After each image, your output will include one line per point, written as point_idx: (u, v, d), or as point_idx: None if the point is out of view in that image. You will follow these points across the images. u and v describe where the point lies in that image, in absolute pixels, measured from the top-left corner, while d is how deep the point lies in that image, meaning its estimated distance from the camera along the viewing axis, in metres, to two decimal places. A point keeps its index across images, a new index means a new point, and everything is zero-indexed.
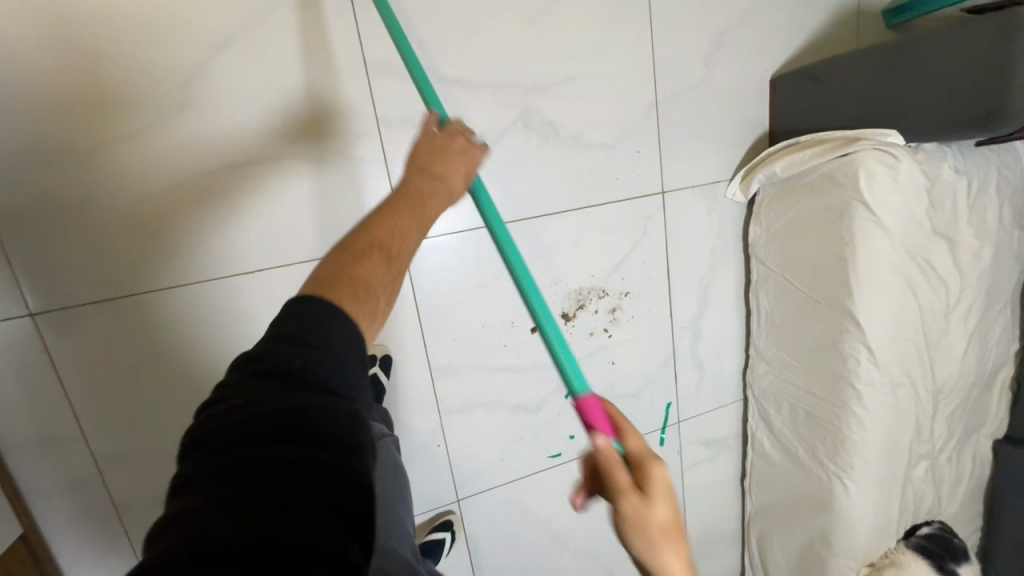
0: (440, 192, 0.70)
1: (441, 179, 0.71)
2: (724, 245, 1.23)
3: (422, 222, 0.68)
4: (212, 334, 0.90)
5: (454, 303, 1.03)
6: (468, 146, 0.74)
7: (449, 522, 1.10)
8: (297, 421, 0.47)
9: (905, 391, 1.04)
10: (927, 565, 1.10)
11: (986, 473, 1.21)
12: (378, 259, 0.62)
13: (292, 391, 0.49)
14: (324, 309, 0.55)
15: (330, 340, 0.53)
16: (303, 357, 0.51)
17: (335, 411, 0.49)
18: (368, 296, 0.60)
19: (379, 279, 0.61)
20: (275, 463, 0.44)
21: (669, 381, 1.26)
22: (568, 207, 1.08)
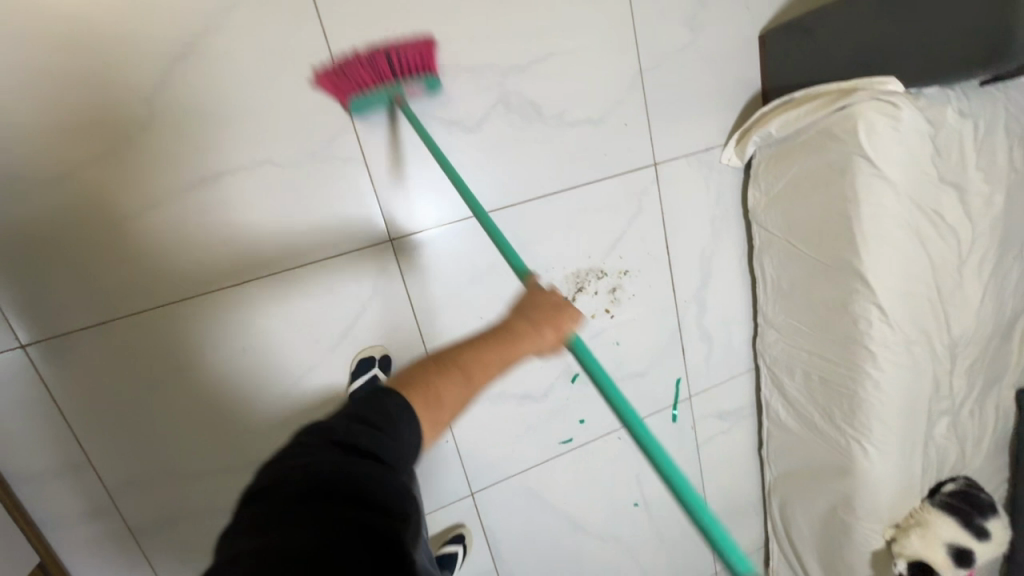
0: (530, 336, 0.68)
1: (536, 326, 0.69)
2: (723, 214, 1.19)
3: (504, 358, 0.67)
4: (207, 350, 0.89)
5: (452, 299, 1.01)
6: (569, 307, 0.71)
7: (461, 536, 1.12)
8: (352, 479, 0.49)
9: (922, 350, 1.00)
10: (955, 523, 1.06)
11: (1011, 424, 1.18)
12: (455, 377, 0.63)
13: (349, 455, 0.51)
14: (399, 406, 0.58)
15: (395, 431, 0.56)
16: (365, 431, 0.54)
17: (384, 479, 0.51)
18: (435, 405, 0.61)
19: (450, 394, 0.62)
20: (325, 515, 0.45)
21: (677, 357, 1.24)
22: (558, 189, 1.04)
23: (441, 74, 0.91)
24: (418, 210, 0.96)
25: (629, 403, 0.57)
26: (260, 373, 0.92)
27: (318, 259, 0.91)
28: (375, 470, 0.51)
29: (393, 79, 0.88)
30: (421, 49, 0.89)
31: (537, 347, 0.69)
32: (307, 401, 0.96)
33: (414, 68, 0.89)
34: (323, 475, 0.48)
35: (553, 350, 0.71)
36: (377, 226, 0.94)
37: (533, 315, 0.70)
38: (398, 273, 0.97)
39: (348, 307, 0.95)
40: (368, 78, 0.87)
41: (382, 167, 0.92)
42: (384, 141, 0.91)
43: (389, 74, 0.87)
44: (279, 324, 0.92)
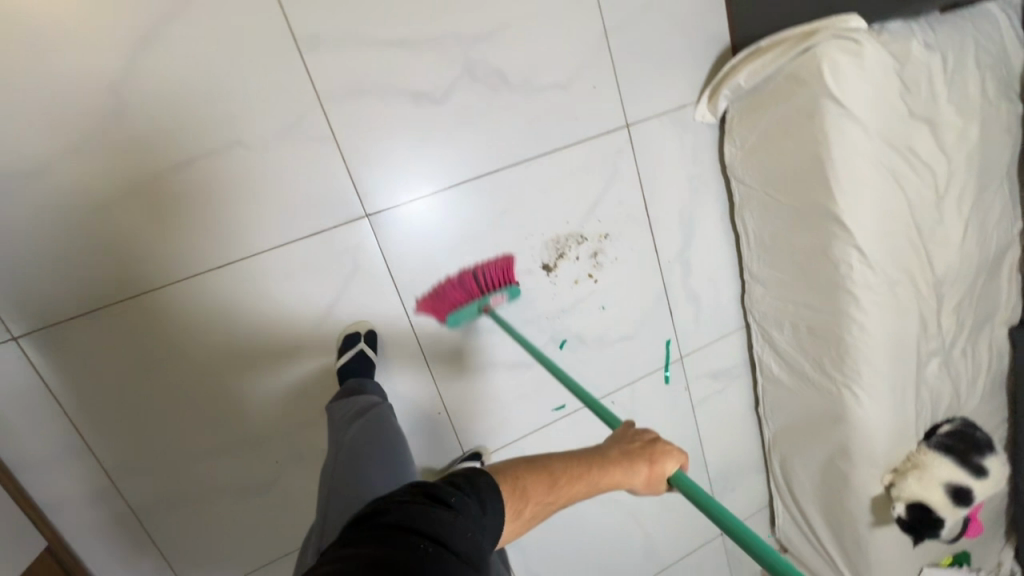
0: (625, 465, 0.67)
1: (631, 458, 0.68)
2: (702, 172, 1.19)
3: (594, 481, 0.67)
4: (195, 333, 0.91)
5: (433, 272, 1.03)
6: (670, 444, 0.70)
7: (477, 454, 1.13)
8: (442, 525, 0.51)
9: (906, 290, 1.00)
10: (953, 463, 1.06)
11: (1005, 362, 1.17)
12: (544, 480, 0.66)
13: (439, 503, 0.54)
14: (487, 482, 0.61)
15: (480, 503, 0.58)
16: (454, 493, 0.57)
17: (466, 535, 0.53)
18: (519, 496, 0.63)
19: (536, 494, 0.65)
20: (413, 543, 0.48)
21: (665, 320, 1.24)
22: (531, 155, 1.05)
23: (518, 280, 1.08)
24: (392, 185, 0.97)
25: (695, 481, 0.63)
26: (249, 353, 0.95)
27: (298, 238, 0.93)
28: (459, 522, 0.53)
29: (481, 294, 1.06)
30: (502, 265, 1.07)
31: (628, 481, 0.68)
32: (298, 379, 0.99)
33: (497, 283, 1.06)
34: (415, 512, 0.51)
35: (649, 488, 0.68)
36: (352, 203, 0.95)
37: (631, 448, 0.70)
38: (377, 248, 0.98)
39: (331, 285, 0.97)
40: (460, 296, 1.05)
41: (352, 144, 0.93)
42: (353, 118, 0.92)
43: (477, 290, 1.05)
44: (263, 305, 0.94)
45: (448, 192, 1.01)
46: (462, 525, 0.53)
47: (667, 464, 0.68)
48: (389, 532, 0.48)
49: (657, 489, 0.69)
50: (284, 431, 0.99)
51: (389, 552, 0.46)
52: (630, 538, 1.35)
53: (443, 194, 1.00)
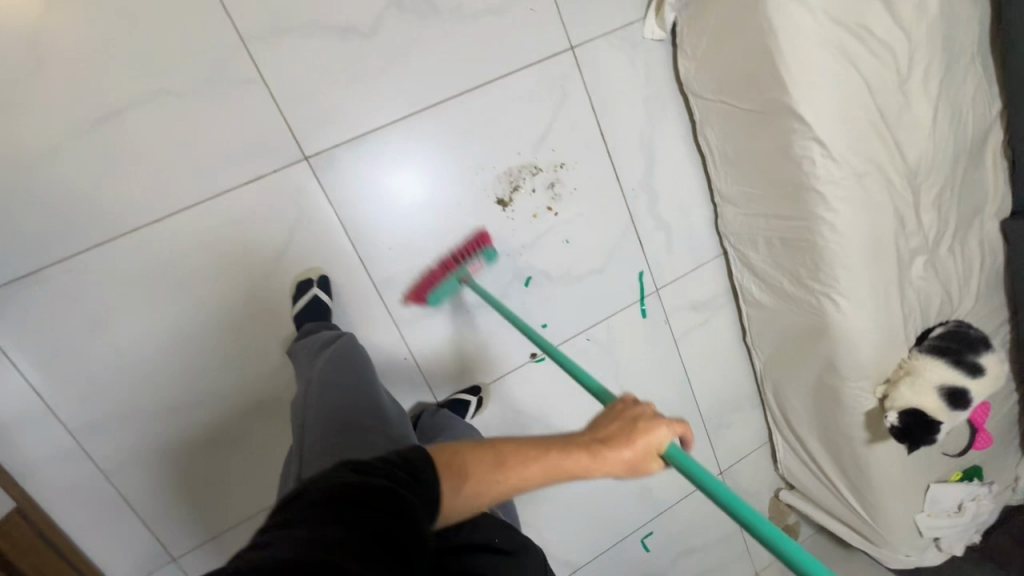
0: (597, 448, 0.56)
1: (606, 441, 0.56)
2: (659, 91, 1.14)
3: (556, 466, 0.55)
4: (144, 288, 0.91)
5: (379, 219, 1.01)
6: (653, 418, 0.58)
7: (477, 387, 1.13)
8: (369, 491, 0.46)
9: (877, 182, 0.94)
10: (946, 364, 1.00)
11: (1000, 259, 1.10)
12: (492, 457, 0.55)
13: (365, 471, 0.49)
14: (417, 456, 0.53)
15: (416, 471, 0.52)
16: (385, 463, 0.51)
17: (401, 494, 0.48)
18: (454, 475, 0.54)
19: (479, 474, 0.54)
20: (336, 513, 0.43)
21: (635, 250, 1.20)
22: (473, 86, 1.02)
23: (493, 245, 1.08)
24: (329, 125, 0.95)
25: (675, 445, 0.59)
26: (202, 306, 0.94)
27: (238, 186, 0.92)
28: (391, 483, 0.48)
29: (457, 265, 1.05)
30: (476, 238, 1.07)
31: (601, 467, 0.56)
32: (255, 331, 0.98)
33: (472, 251, 1.06)
34: (338, 484, 0.46)
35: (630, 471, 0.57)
36: (289, 146, 0.94)
37: (606, 426, 0.58)
38: (322, 191, 0.97)
39: (278, 233, 0.96)
40: (438, 272, 1.05)
41: (283, 85, 0.91)
42: (280, 58, 0.90)
43: (453, 263, 1.06)
44: (210, 256, 0.93)
45: (385, 131, 0.99)
46: (397, 486, 0.48)
47: (649, 443, 0.56)
48: (310, 509, 0.44)
49: (642, 471, 0.57)
50: (249, 384, 0.99)
51: (307, 530, 0.42)
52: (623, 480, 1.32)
53: (380, 132, 0.98)
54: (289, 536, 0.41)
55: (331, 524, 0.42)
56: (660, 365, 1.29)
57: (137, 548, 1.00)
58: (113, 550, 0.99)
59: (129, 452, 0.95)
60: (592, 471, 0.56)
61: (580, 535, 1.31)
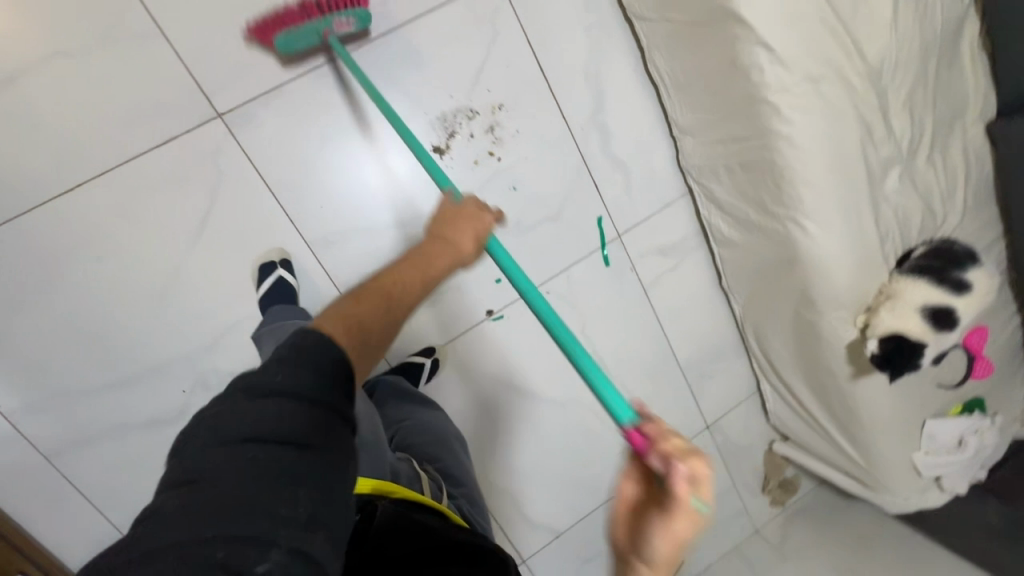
0: (452, 252, 0.75)
1: (451, 241, 0.75)
2: (601, 19, 1.06)
3: (429, 277, 0.72)
4: (62, 262, 0.88)
5: (316, 158, 0.96)
6: (477, 213, 0.79)
7: (431, 348, 1.06)
8: (268, 424, 0.51)
9: (835, 87, 0.86)
10: (931, 285, 0.91)
11: (988, 168, 1.00)
12: (375, 300, 0.65)
13: (261, 398, 0.52)
14: (313, 343, 0.57)
15: (317, 366, 0.55)
16: (284, 372, 0.54)
17: (304, 415, 0.52)
18: (358, 334, 0.61)
19: (378, 322, 0.64)
20: (234, 461, 0.49)
21: (590, 194, 1.13)
22: (394, 25, 0.96)
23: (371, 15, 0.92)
24: (242, 78, 0.90)
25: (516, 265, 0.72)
26: (126, 279, 0.91)
27: (150, 147, 0.88)
28: (289, 408, 0.52)
29: (319, 15, 0.88)
30: None
31: (460, 261, 0.76)
32: (187, 300, 0.94)
33: (343, 3, 0.89)
34: (237, 426, 0.51)
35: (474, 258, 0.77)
36: (200, 103, 0.89)
37: (443, 233, 0.76)
38: (240, 149, 0.92)
39: (199, 196, 0.92)
40: (297, 16, 0.88)
41: (186, 38, 0.87)
42: (179, 7, 0.85)
43: (317, 12, 0.88)
44: (128, 224, 0.89)
45: (302, 79, 0.93)
46: (295, 407, 0.52)
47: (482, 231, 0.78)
48: (208, 461, 0.49)
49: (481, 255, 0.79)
50: (185, 358, 0.96)
51: (207, 489, 0.48)
52: (600, 439, 1.25)
53: (298, 81, 0.93)
54: (192, 499, 0.47)
55: (231, 478, 0.48)
56: (630, 316, 1.22)
57: (89, 532, 0.98)
58: (65, 536, 0.97)
59: (69, 434, 0.93)
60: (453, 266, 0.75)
61: (559, 501, 1.25)
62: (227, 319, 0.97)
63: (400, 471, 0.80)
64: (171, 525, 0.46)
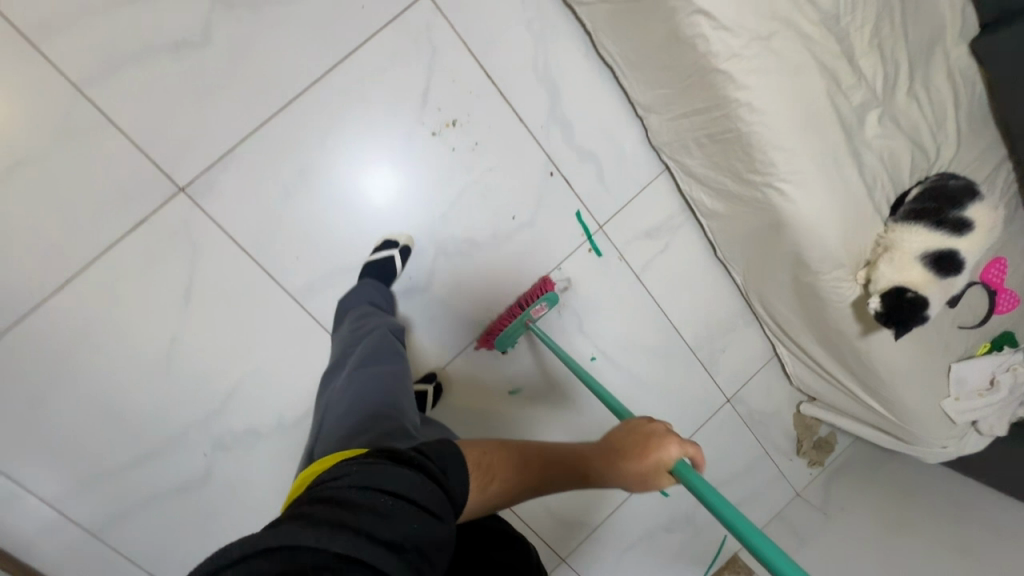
0: (610, 464, 0.59)
1: (622, 451, 0.59)
2: (541, 12, 1.03)
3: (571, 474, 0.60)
4: (67, 354, 0.92)
5: (307, 207, 0.99)
6: (665, 434, 0.59)
7: (431, 375, 1.09)
8: (404, 484, 0.46)
9: (787, 40, 0.80)
10: (927, 230, 0.85)
11: (979, 89, 0.92)
12: (514, 458, 0.58)
13: (402, 461, 0.48)
14: (451, 449, 0.53)
15: (446, 470, 0.50)
16: (421, 452, 0.50)
17: (432, 491, 0.47)
18: (484, 472, 0.55)
19: (503, 471, 0.57)
20: (369, 504, 0.43)
21: (563, 191, 1.11)
22: (330, 64, 0.96)
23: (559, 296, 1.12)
24: (195, 150, 0.92)
25: (710, 488, 0.57)
26: (129, 358, 0.95)
27: (125, 233, 0.91)
28: (425, 484, 0.47)
29: (521, 310, 1.07)
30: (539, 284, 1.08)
31: (618, 481, 0.59)
32: (189, 369, 0.98)
33: (536, 297, 1.07)
34: (377, 471, 0.46)
35: (640, 487, 0.59)
36: (161, 182, 0.92)
37: (618, 440, 0.61)
38: (208, 217, 0.94)
39: (180, 270, 0.95)
40: (506, 319, 1.08)
41: (134, 122, 0.89)
42: (122, 94, 0.88)
43: (518, 309, 1.07)
44: (119, 307, 0.93)
45: (251, 139, 0.94)
46: (428, 480, 0.48)
47: (661, 460, 0.58)
48: (344, 491, 0.44)
49: (659, 485, 0.60)
50: (198, 422, 1.00)
51: (340, 515, 0.41)
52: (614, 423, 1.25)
53: (247, 139, 0.94)
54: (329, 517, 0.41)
55: (363, 516, 0.42)
56: (628, 305, 1.19)
57: None
58: None
59: (109, 510, 0.99)
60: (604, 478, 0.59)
61: (588, 497, 1.25)
62: (229, 380, 1.00)
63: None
64: (301, 527, 0.39)
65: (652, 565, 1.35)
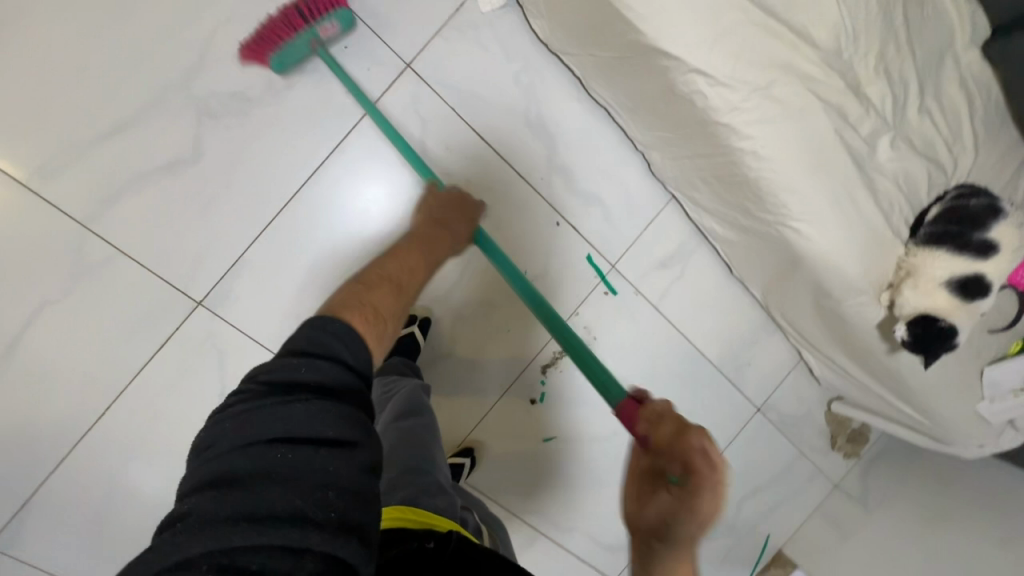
0: (452, 241, 0.82)
1: (452, 226, 0.83)
2: (527, 63, 1.01)
3: (431, 263, 0.77)
4: (119, 475, 0.95)
5: (325, 275, 0.99)
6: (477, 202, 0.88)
7: (469, 449, 1.12)
8: (298, 421, 0.48)
9: (788, 85, 0.77)
10: (949, 253, 0.85)
11: (990, 94, 0.90)
12: (389, 290, 0.66)
13: (288, 400, 0.49)
14: (339, 325, 0.55)
15: (332, 353, 0.53)
16: (308, 360, 0.52)
17: (333, 413, 0.49)
18: (378, 319, 0.61)
19: (387, 301, 0.64)
20: (264, 465, 0.46)
21: (572, 238, 1.10)
22: (323, 155, 0.95)
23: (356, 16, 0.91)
24: (206, 261, 0.93)
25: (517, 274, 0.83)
26: (175, 471, 0.97)
27: (154, 353, 0.93)
28: (322, 409, 0.49)
29: (305, 25, 0.87)
30: None
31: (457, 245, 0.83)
32: None
33: (323, 9, 0.87)
34: (265, 425, 0.48)
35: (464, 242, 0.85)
36: (179, 298, 0.93)
37: (443, 218, 0.83)
38: (227, 324, 0.96)
39: (212, 378, 0.97)
40: (283, 33, 0.86)
41: (144, 246, 0.90)
42: (128, 221, 0.88)
43: (301, 22, 0.87)
44: (159, 423, 0.95)
45: (256, 243, 0.95)
46: (327, 402, 0.50)
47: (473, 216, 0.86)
48: (236, 466, 0.46)
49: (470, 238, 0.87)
50: None
51: (239, 493, 0.44)
52: (620, 441, 1.24)
53: (270, 226, 0.95)
54: (228, 502, 0.44)
55: (263, 484, 0.45)
56: (649, 337, 1.19)
57: None
58: None
59: None
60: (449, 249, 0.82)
61: None
62: None
63: (467, 520, 0.76)
64: (201, 531, 0.43)
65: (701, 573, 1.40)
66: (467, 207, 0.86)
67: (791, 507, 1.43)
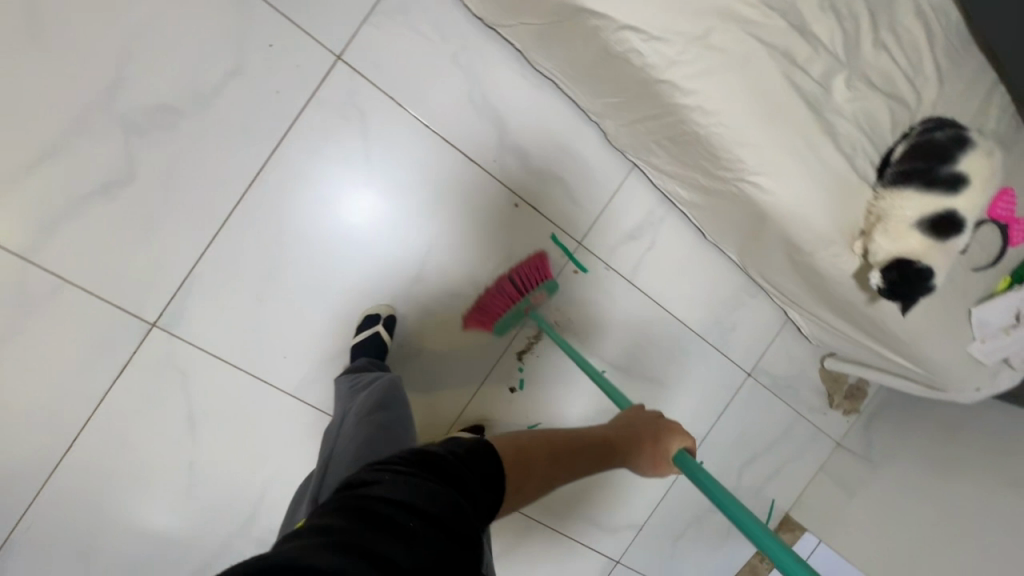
0: (632, 453, 0.67)
1: (640, 439, 0.68)
2: (465, 42, 0.97)
3: (599, 462, 0.63)
4: (95, 507, 0.93)
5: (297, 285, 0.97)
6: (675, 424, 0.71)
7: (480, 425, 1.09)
8: (436, 503, 0.42)
9: (728, 32, 0.72)
10: (919, 192, 0.80)
11: (947, 21, 0.85)
12: (549, 456, 0.58)
13: (435, 480, 0.44)
14: (491, 461, 0.50)
15: (479, 477, 0.48)
16: (461, 461, 0.47)
17: (462, 512, 0.43)
18: (520, 486, 0.52)
19: (539, 467, 0.56)
20: (395, 521, 0.39)
21: (533, 219, 1.07)
22: (261, 161, 0.92)
23: (557, 279, 1.11)
24: (154, 282, 0.91)
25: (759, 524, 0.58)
26: (151, 496, 0.96)
27: (115, 379, 0.91)
28: (457, 504, 0.43)
29: (520, 297, 1.07)
30: (535, 263, 1.07)
31: (635, 464, 0.68)
32: (212, 489, 0.99)
33: (535, 282, 1.07)
34: (406, 488, 0.42)
35: (650, 469, 0.69)
36: (132, 321, 0.91)
37: (634, 430, 0.69)
38: (185, 342, 0.94)
39: (177, 398, 0.95)
40: (502, 304, 1.06)
41: (88, 272, 0.88)
42: (67, 248, 0.86)
43: (517, 295, 1.07)
44: (129, 450, 0.94)
45: (206, 258, 0.92)
46: (463, 503, 0.44)
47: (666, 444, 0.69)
48: (372, 507, 0.40)
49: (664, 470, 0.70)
50: (237, 533, 1.02)
51: (362, 532, 0.37)
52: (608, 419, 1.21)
53: (228, 227, 0.92)
54: (351, 535, 0.37)
55: (387, 539, 0.38)
56: (626, 312, 1.16)
57: None
58: None
59: None
60: (623, 460, 0.67)
61: (627, 499, 1.27)
62: (256, 488, 1.02)
63: None
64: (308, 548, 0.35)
65: (706, 545, 1.37)
66: (658, 421, 0.71)
67: (792, 470, 1.40)
